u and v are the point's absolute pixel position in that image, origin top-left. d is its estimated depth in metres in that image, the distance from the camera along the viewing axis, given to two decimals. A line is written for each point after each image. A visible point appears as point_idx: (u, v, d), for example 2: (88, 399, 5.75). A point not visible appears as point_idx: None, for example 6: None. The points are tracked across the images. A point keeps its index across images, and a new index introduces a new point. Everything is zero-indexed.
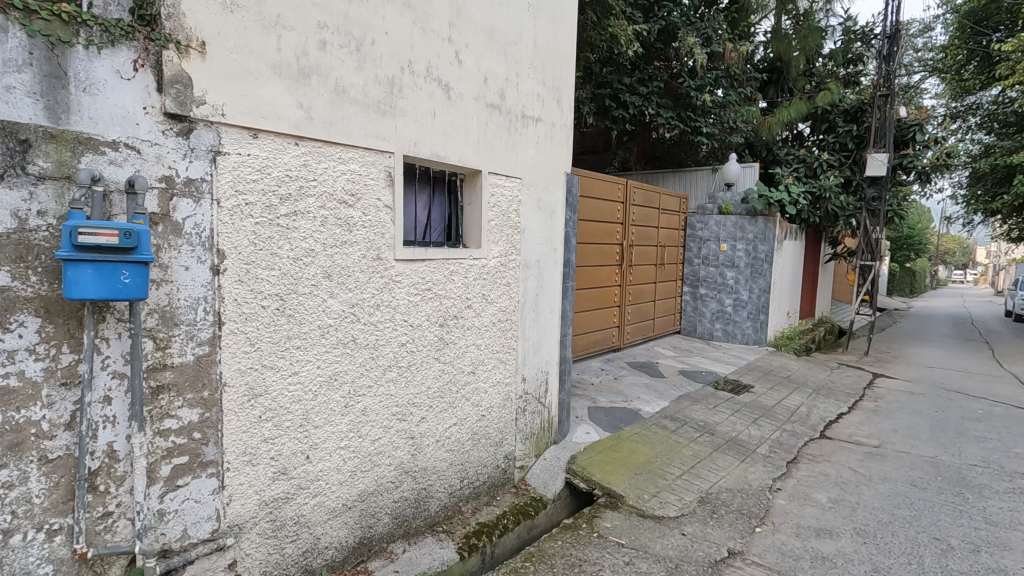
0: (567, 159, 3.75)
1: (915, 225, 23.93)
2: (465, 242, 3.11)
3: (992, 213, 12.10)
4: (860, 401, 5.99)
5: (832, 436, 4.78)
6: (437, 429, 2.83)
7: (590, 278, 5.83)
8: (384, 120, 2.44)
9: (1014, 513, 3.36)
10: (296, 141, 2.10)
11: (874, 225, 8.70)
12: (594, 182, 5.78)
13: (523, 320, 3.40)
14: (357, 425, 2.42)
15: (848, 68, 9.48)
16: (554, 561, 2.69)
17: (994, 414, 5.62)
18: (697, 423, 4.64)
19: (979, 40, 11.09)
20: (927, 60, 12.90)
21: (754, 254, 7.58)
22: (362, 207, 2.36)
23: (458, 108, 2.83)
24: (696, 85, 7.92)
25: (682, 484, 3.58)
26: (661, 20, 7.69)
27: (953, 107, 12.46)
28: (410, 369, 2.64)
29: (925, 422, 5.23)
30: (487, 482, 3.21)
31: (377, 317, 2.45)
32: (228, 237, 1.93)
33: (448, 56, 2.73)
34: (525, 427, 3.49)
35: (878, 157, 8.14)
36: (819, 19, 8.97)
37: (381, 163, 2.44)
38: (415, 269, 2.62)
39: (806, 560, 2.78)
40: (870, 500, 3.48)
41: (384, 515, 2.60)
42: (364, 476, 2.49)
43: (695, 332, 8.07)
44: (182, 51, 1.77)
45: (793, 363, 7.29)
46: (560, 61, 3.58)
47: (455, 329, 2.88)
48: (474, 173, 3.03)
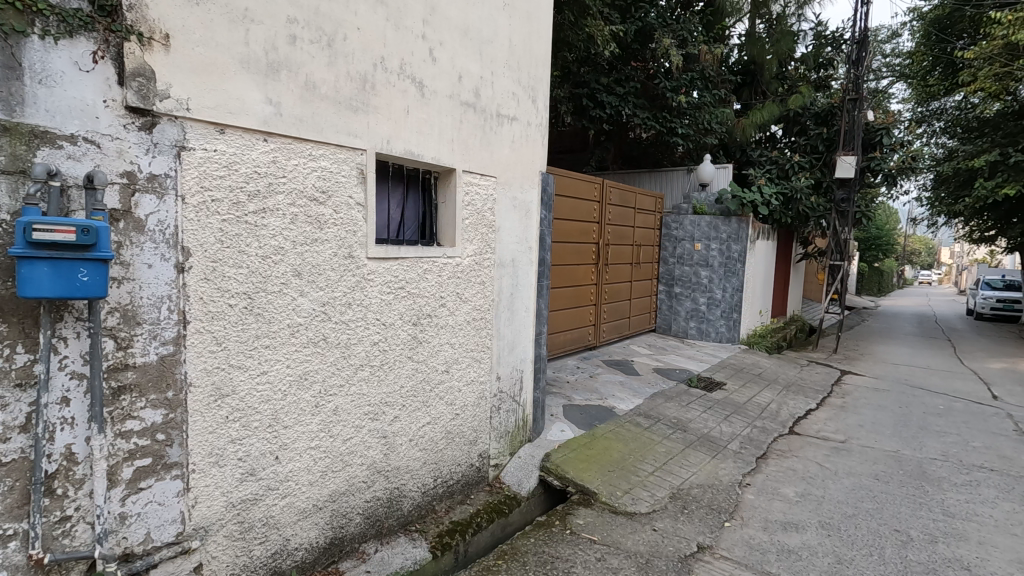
0: (542, 158, 3.76)
1: (883, 226, 24.51)
2: (440, 240, 3.11)
3: (955, 215, 12.54)
4: (828, 398, 6.15)
5: (800, 431, 4.90)
6: (411, 428, 2.82)
7: (566, 277, 5.86)
8: (356, 117, 2.41)
9: (970, 504, 3.49)
10: (265, 137, 2.07)
11: (843, 226, 8.94)
12: (571, 181, 5.80)
13: (498, 319, 3.40)
14: (328, 424, 2.40)
15: (819, 72, 9.71)
16: (527, 559, 2.70)
17: (953, 410, 5.83)
18: (670, 420, 4.71)
19: (944, 48, 11.40)
20: (895, 65, 13.18)
21: (728, 253, 7.70)
22: (334, 205, 2.34)
23: (432, 105, 2.81)
24: (672, 86, 8.02)
25: (654, 480, 3.63)
26: (638, 20, 7.76)
27: (919, 112, 12.81)
28: (383, 368, 2.63)
29: (889, 418, 5.39)
30: (461, 481, 3.21)
31: (349, 316, 2.43)
32: (194, 234, 1.89)
33: (422, 53, 2.71)
34: (499, 426, 3.49)
35: (847, 160, 8.37)
36: (791, 24, 9.16)
37: (353, 160, 2.41)
38: (388, 268, 2.60)
39: (772, 553, 2.85)
40: (834, 494, 3.58)
41: (356, 514, 2.59)
42: (335, 476, 2.47)
43: (670, 330, 8.18)
44: (144, 43, 1.73)
45: (764, 361, 7.44)
46: (535, 60, 3.59)
47: (429, 328, 2.87)
48: (448, 171, 3.01)
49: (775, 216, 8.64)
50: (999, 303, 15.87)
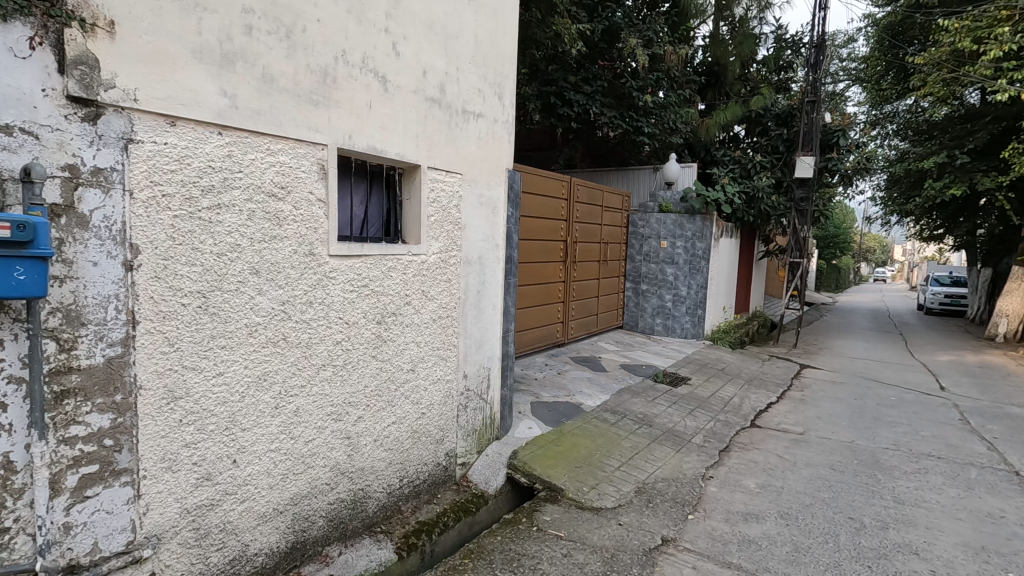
0: (509, 155, 3.75)
1: (840, 225, 25.39)
2: (404, 237, 3.06)
3: (906, 214, 13.08)
4: (788, 391, 6.34)
5: (761, 424, 5.03)
6: (375, 428, 2.78)
7: (534, 274, 5.86)
8: (317, 111, 2.35)
9: (919, 491, 3.65)
10: (219, 131, 2.00)
11: (802, 224, 9.21)
12: (539, 178, 5.80)
13: (464, 317, 3.38)
14: (288, 426, 2.34)
15: (779, 74, 9.98)
16: (493, 557, 2.70)
17: (905, 401, 6.08)
18: (636, 415, 4.77)
19: (896, 53, 11.86)
20: (851, 69, 13.64)
21: (693, 251, 7.83)
22: (293, 201, 2.28)
23: (397, 100, 2.77)
24: (639, 85, 8.11)
25: (620, 475, 3.67)
26: (605, 20, 7.82)
27: (873, 114, 13.29)
28: (346, 367, 2.58)
29: (845, 410, 5.58)
30: (428, 480, 3.18)
31: (310, 315, 2.38)
32: (142, 230, 1.81)
33: (385, 47, 2.66)
34: (466, 424, 3.47)
35: (806, 160, 8.62)
36: (753, 27, 9.38)
37: (313, 155, 2.35)
38: (351, 265, 2.55)
39: (733, 544, 2.92)
40: (793, 485, 3.68)
41: (319, 517, 2.54)
42: (297, 478, 2.41)
43: (637, 327, 8.30)
44: (87, 30, 1.64)
45: (728, 356, 7.62)
46: (502, 57, 3.58)
47: (394, 326, 2.83)
48: (413, 167, 2.97)
49: (738, 215, 8.85)
50: (948, 298, 16.68)
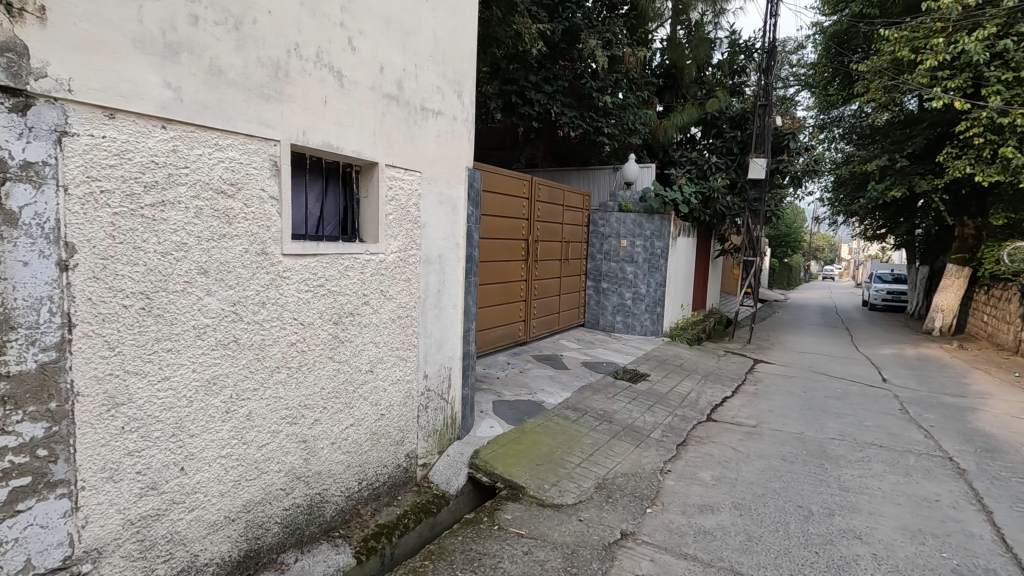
0: (469, 154, 3.73)
1: (791, 224, 26.43)
2: (362, 236, 3.01)
3: (852, 215, 13.70)
4: (742, 385, 6.55)
5: (717, 418, 5.18)
6: (333, 431, 2.72)
7: (495, 273, 5.85)
8: (268, 106, 2.28)
9: (862, 478, 3.83)
10: (163, 125, 1.92)
11: (755, 224, 9.52)
12: (500, 177, 5.79)
13: (424, 316, 3.35)
14: (240, 431, 2.27)
15: (733, 78, 10.27)
16: (454, 557, 2.68)
17: (851, 392, 6.37)
18: (597, 412, 4.83)
19: (842, 60, 12.41)
20: (800, 74, 14.19)
21: (652, 249, 8.00)
22: (243, 198, 2.20)
23: (353, 96, 2.72)
24: (599, 86, 8.22)
25: (581, 471, 3.71)
26: (565, 21, 7.81)
27: (821, 119, 13.85)
28: (301, 369, 2.52)
29: (796, 402, 5.81)
30: (388, 482, 3.14)
31: (263, 316, 2.31)
32: (79, 228, 1.72)
33: (340, 42, 2.60)
34: (427, 424, 3.44)
35: (759, 161, 8.91)
36: (709, 31, 9.63)
37: (265, 151, 2.29)
38: (306, 264, 2.49)
39: (689, 535, 2.99)
40: (747, 476, 3.81)
41: (274, 523, 2.47)
42: (249, 485, 2.33)
43: (598, 324, 8.41)
44: (14, 15, 1.55)
45: (686, 352, 7.82)
46: (461, 54, 3.55)
47: (351, 327, 2.77)
48: (370, 165, 2.92)
49: (695, 214, 9.08)
50: (889, 294, 17.60)
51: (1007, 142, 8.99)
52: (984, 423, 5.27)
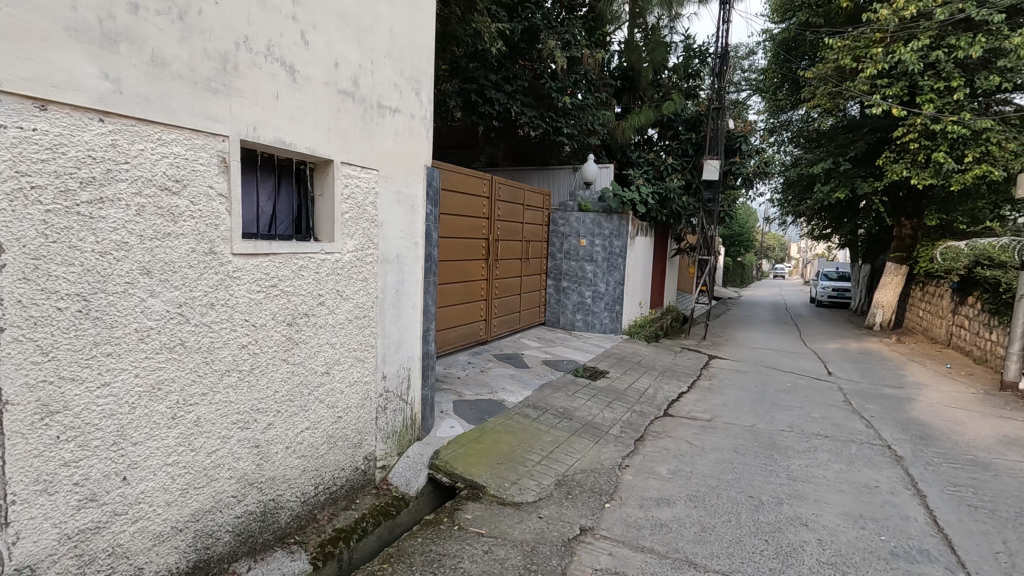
0: (427, 152, 3.70)
1: (744, 225, 27.42)
2: (317, 235, 2.94)
3: (800, 215, 14.31)
4: (697, 380, 6.74)
5: (674, 413, 5.32)
6: (287, 435, 2.65)
7: (455, 273, 5.82)
8: (216, 100, 2.20)
9: (809, 468, 4.00)
10: (100, 117, 1.82)
11: (710, 223, 9.81)
12: (460, 176, 5.76)
13: (383, 316, 3.31)
14: (188, 437, 2.18)
15: (689, 82, 10.54)
16: (413, 559, 2.66)
17: (798, 386, 6.65)
18: (557, 409, 4.88)
19: (790, 67, 12.96)
20: (751, 79, 14.69)
21: (610, 248, 8.14)
22: (190, 195, 2.12)
23: (306, 92, 2.65)
24: (558, 86, 8.30)
25: (541, 469, 3.74)
26: (525, 20, 7.83)
27: (771, 123, 14.35)
28: (253, 372, 2.44)
29: (748, 396, 6.02)
30: (346, 485, 3.08)
31: (212, 317, 2.23)
32: (7, 226, 1.62)
33: (293, 36, 2.54)
34: (386, 426, 3.40)
35: (712, 163, 9.18)
36: (665, 35, 9.85)
37: (213, 147, 2.20)
38: (257, 264, 2.41)
39: (647, 528, 3.06)
40: (701, 468, 3.92)
41: (225, 532, 2.39)
42: (198, 493, 2.25)
43: (559, 323, 8.48)
44: None
45: (643, 349, 7.99)
46: (418, 52, 3.52)
47: (306, 328, 2.71)
48: (325, 162, 2.85)
49: (652, 214, 9.28)
50: (835, 292, 18.46)
51: (939, 147, 9.56)
52: (919, 412, 5.60)
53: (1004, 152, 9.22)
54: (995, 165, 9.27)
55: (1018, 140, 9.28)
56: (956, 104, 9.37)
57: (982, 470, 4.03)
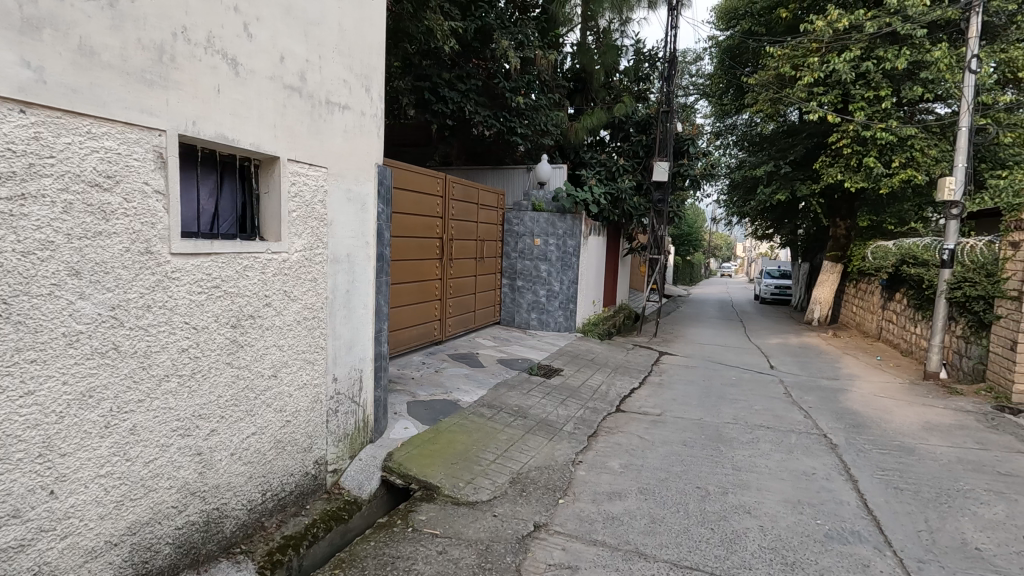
0: (378, 150, 3.64)
1: (693, 225, 28.37)
2: (263, 234, 2.85)
3: (744, 215, 14.90)
4: (648, 376, 6.93)
5: (625, 408, 5.44)
6: (232, 441, 2.56)
7: (408, 272, 5.76)
8: (152, 92, 2.10)
9: (752, 458, 4.17)
10: (22, 108, 1.71)
11: (660, 223, 10.08)
12: (413, 174, 5.70)
13: (333, 317, 3.24)
14: (123, 447, 2.07)
15: (639, 85, 10.80)
16: (365, 563, 2.62)
17: (743, 379, 6.93)
18: (512, 408, 4.91)
19: (734, 73, 13.47)
20: (699, 84, 15.17)
21: (564, 248, 8.24)
22: (123, 192, 2.01)
23: (250, 86, 2.56)
24: (511, 86, 8.32)
25: (495, 467, 3.75)
26: (478, 19, 7.83)
27: (717, 126, 14.74)
28: (195, 377, 2.34)
29: (696, 390, 6.23)
30: (295, 491, 3.00)
31: (148, 320, 2.12)
32: None
33: (235, 27, 2.45)
34: (337, 429, 3.33)
35: (662, 165, 9.44)
36: (616, 39, 10.05)
37: (149, 141, 2.10)
38: (198, 264, 2.32)
39: (599, 522, 3.12)
40: (651, 462, 4.03)
41: (165, 544, 2.28)
42: (135, 504, 2.14)
43: (514, 322, 8.51)
44: None
45: (597, 346, 8.13)
46: (368, 48, 3.46)
47: (251, 330, 2.62)
48: (271, 159, 2.77)
49: (604, 214, 9.45)
50: (777, 289, 19.34)
51: (870, 153, 10.15)
52: (851, 402, 5.94)
53: (926, 158, 9.88)
54: (919, 170, 9.91)
55: (938, 147, 9.96)
56: (884, 112, 9.96)
57: (908, 455, 4.32)
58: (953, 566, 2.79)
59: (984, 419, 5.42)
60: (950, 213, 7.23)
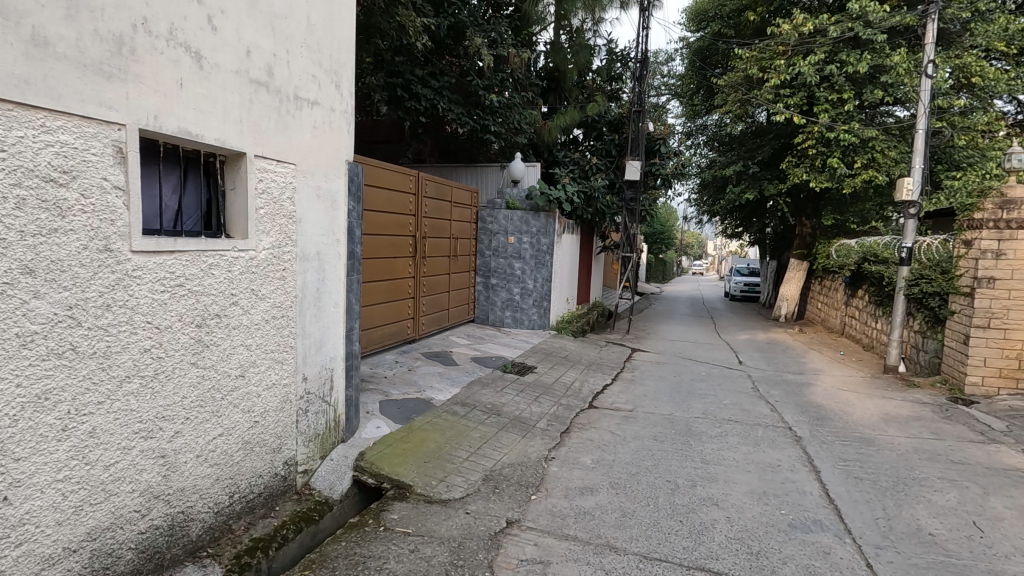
0: (348, 147, 3.60)
1: (665, 223, 28.89)
2: (229, 231, 2.79)
3: (714, 214, 15.20)
4: (620, 373, 7.02)
5: (598, 405, 5.51)
6: (197, 443, 2.51)
7: (381, 270, 5.70)
8: (110, 85, 2.04)
9: (721, 451, 4.27)
10: None
11: (632, 222, 10.18)
12: (384, 172, 5.63)
13: (302, 316, 3.19)
14: (81, 450, 2.01)
15: (612, 84, 10.90)
16: (336, 563, 2.61)
17: (712, 375, 7.08)
18: (485, 406, 4.92)
19: (705, 74, 13.73)
20: (670, 84, 15.37)
21: (538, 246, 8.27)
22: (80, 188, 1.95)
23: (215, 80, 2.50)
24: (484, 84, 8.31)
25: (468, 465, 3.75)
26: (450, 17, 7.70)
27: (688, 126, 14.87)
28: (158, 377, 2.29)
29: (666, 386, 6.35)
30: (264, 493, 2.96)
31: (108, 320, 2.06)
32: None
33: (198, 20, 2.39)
34: (307, 429, 3.29)
35: (634, 164, 9.55)
36: (588, 38, 10.13)
37: (107, 135, 2.04)
38: (160, 262, 2.26)
39: (570, 517, 3.15)
40: (623, 457, 4.09)
41: (127, 549, 2.23)
42: (95, 510, 2.08)
43: (488, 320, 8.51)
44: None
45: (570, 344, 8.20)
46: (337, 43, 3.42)
47: (217, 329, 2.57)
48: (237, 155, 2.71)
49: (578, 212, 9.52)
50: (746, 286, 19.81)
51: (834, 153, 10.46)
52: (815, 395, 6.13)
53: (886, 159, 10.23)
54: (879, 170, 10.26)
55: (898, 149, 10.32)
56: (847, 114, 10.26)
57: (867, 446, 4.48)
58: (908, 551, 2.90)
59: (939, 410, 5.66)
60: (908, 212, 7.49)
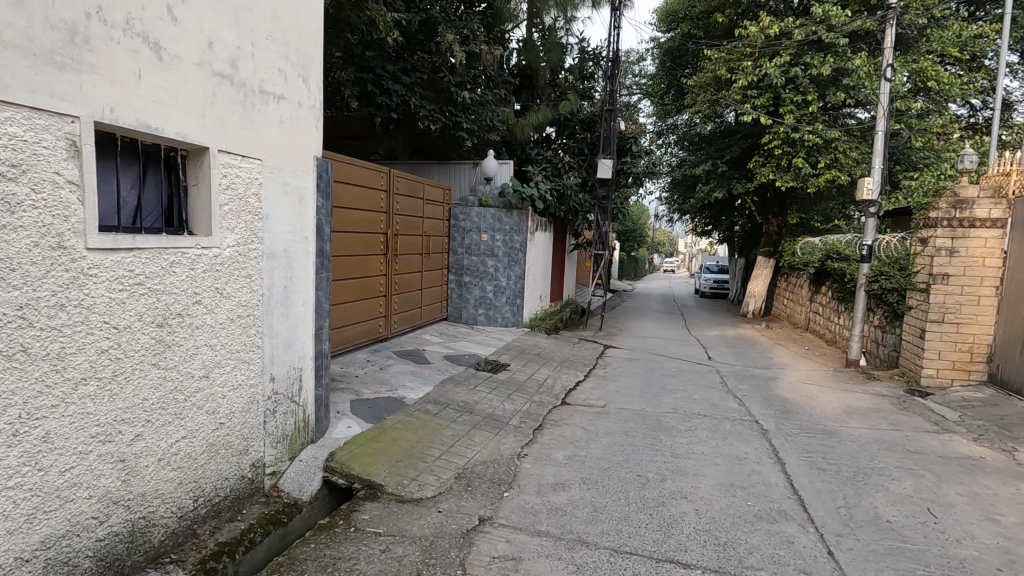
0: (316, 143, 3.54)
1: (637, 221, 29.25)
2: (192, 228, 2.71)
3: (685, 212, 15.45)
4: (593, 369, 7.08)
5: (570, 401, 5.55)
6: (159, 447, 2.44)
7: (352, 268, 5.62)
8: (63, 76, 1.96)
9: (691, 445, 4.36)
10: None
11: (603, 220, 10.22)
12: (355, 168, 5.55)
13: (269, 315, 3.13)
14: (34, 456, 1.93)
15: (584, 83, 10.96)
16: (306, 565, 2.57)
17: (682, 370, 7.21)
18: (458, 404, 4.90)
19: (675, 74, 13.94)
20: (641, 84, 15.55)
21: (511, 243, 8.27)
22: (31, 182, 1.87)
23: (176, 72, 2.43)
24: (457, 81, 8.24)
25: (440, 464, 3.74)
26: (422, 12, 7.59)
27: (660, 125, 14.83)
28: (118, 379, 2.21)
29: (638, 382, 6.43)
30: (230, 496, 2.89)
31: (62, 320, 1.98)
32: None
33: (157, 10, 2.32)
34: (275, 430, 3.23)
35: (606, 162, 9.59)
36: (561, 37, 10.17)
37: (59, 128, 1.96)
38: (118, 260, 2.18)
39: (542, 513, 3.17)
40: (595, 452, 4.13)
41: (85, 557, 2.15)
42: (49, 517, 2.01)
43: (461, 317, 8.48)
44: None
45: (543, 341, 8.23)
46: (305, 37, 3.35)
47: (179, 329, 2.49)
48: (199, 150, 2.64)
49: (550, 210, 9.56)
50: (715, 283, 20.19)
51: (799, 153, 10.73)
52: (781, 389, 6.30)
53: (849, 159, 10.56)
54: (842, 171, 10.60)
55: (859, 149, 10.67)
56: (811, 116, 10.55)
57: (830, 437, 4.62)
58: (867, 538, 3.01)
59: (897, 402, 5.87)
60: (868, 211, 7.75)
